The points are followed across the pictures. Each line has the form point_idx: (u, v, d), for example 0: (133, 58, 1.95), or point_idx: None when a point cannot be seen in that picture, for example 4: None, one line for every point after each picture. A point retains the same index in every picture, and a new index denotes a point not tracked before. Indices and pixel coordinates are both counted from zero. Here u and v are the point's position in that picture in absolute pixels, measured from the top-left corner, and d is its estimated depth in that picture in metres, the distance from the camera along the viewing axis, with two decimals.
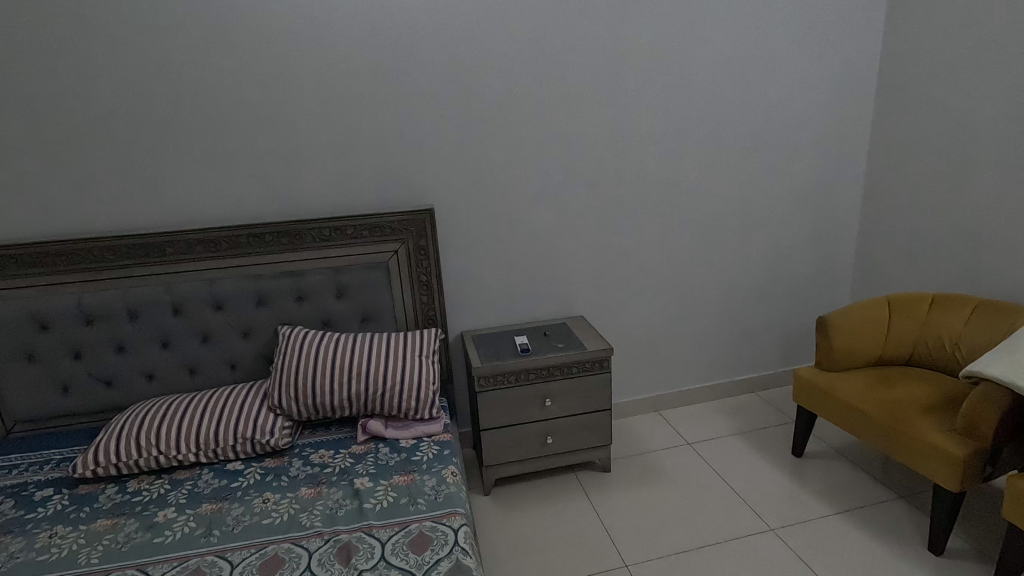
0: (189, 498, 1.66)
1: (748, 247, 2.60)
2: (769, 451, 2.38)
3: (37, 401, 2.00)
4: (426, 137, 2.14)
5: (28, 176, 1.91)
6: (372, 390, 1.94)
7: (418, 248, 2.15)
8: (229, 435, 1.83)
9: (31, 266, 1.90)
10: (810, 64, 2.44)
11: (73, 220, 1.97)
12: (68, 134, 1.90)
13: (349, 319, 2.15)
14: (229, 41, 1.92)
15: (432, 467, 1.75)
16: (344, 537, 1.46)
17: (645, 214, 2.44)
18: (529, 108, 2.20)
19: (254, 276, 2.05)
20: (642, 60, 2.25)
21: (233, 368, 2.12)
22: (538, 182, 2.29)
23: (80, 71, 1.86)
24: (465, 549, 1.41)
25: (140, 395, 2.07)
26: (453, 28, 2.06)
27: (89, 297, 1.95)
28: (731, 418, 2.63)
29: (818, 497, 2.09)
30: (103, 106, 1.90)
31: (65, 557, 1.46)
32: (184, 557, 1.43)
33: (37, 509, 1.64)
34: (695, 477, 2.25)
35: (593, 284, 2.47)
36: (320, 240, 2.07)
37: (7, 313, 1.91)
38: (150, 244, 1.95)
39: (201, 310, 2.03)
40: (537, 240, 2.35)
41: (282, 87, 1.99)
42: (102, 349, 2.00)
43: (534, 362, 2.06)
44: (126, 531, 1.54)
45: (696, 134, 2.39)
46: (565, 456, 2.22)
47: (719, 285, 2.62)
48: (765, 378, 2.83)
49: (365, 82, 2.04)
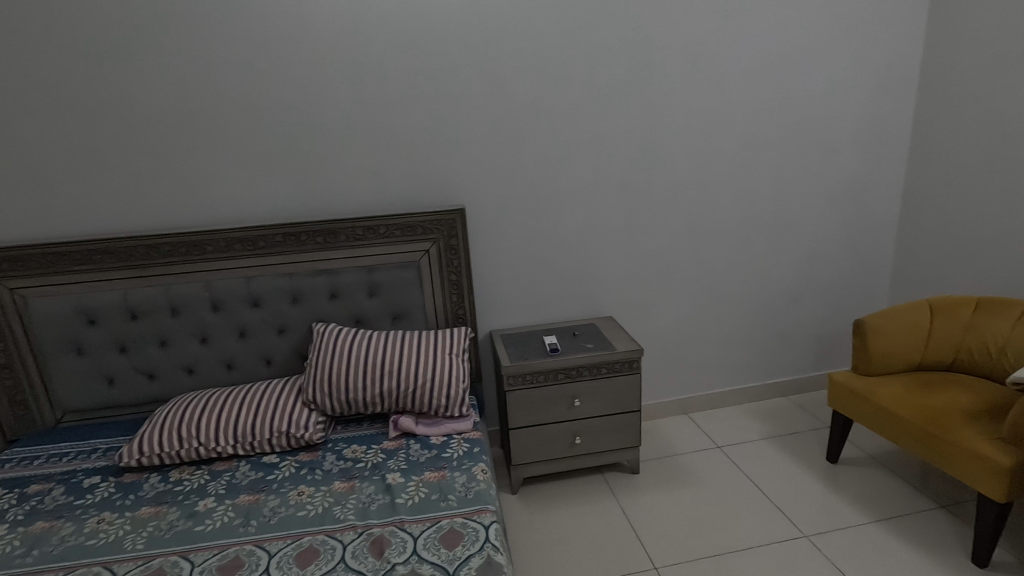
0: (227, 489, 1.71)
1: (782, 249, 2.56)
2: (802, 456, 2.34)
3: (85, 393, 2.08)
4: (458, 138, 2.17)
5: (80, 175, 1.99)
6: (404, 387, 1.97)
7: (449, 248, 2.17)
8: (265, 429, 1.88)
9: (80, 262, 1.98)
10: (848, 62, 2.38)
11: (120, 219, 2.05)
12: (117, 137, 1.98)
13: (380, 316, 2.18)
14: (268, 44, 1.98)
15: (462, 465, 1.76)
16: (376, 531, 1.49)
17: (676, 215, 2.42)
18: (560, 109, 2.21)
19: (290, 274, 2.10)
20: (674, 60, 2.23)
21: (269, 364, 2.17)
22: (569, 182, 2.29)
23: (129, 76, 1.94)
24: (496, 546, 1.42)
25: (180, 388, 2.13)
26: (485, 30, 2.08)
27: (134, 293, 2.03)
28: (763, 422, 2.59)
29: (854, 505, 2.04)
30: (149, 109, 1.97)
31: (112, 542, 1.52)
32: (223, 546, 1.47)
33: (86, 496, 1.71)
34: (725, 481, 2.21)
35: (622, 284, 2.46)
36: (353, 239, 2.10)
37: (58, 307, 2.00)
38: (192, 242, 2.02)
39: (238, 307, 2.09)
40: (566, 240, 2.35)
41: (319, 89, 2.04)
42: (145, 343, 2.08)
43: (563, 362, 2.06)
44: (169, 518, 1.59)
45: (729, 134, 2.36)
46: (593, 456, 2.21)
47: (752, 286, 2.58)
48: (798, 382, 2.77)
49: (399, 84, 2.08)
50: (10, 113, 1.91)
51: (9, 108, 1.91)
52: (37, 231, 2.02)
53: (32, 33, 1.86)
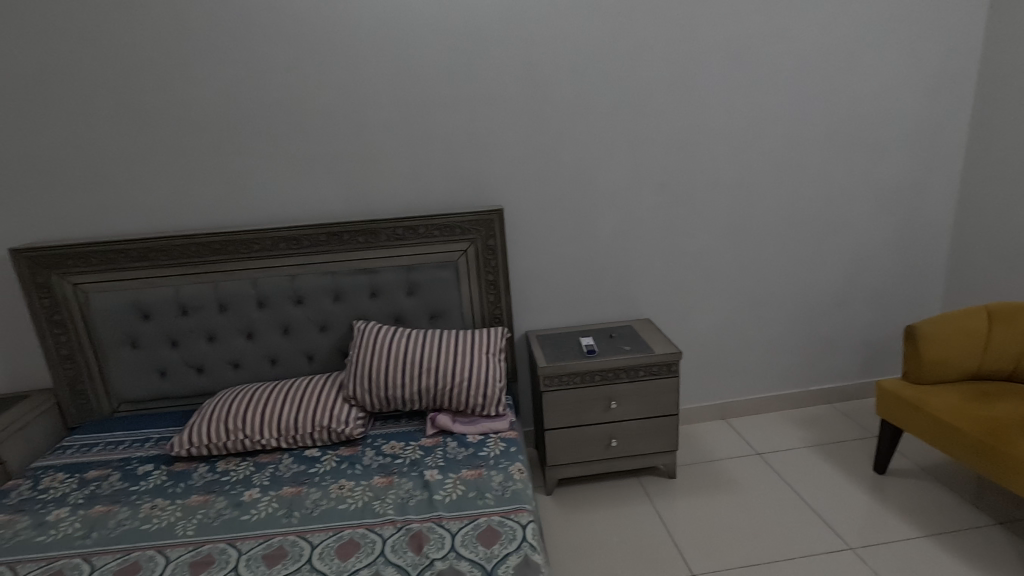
0: (272, 480, 1.77)
1: (827, 252, 2.48)
2: (847, 466, 2.26)
3: (139, 384, 2.18)
4: (496, 139, 2.18)
5: (137, 177, 2.09)
6: (442, 386, 1.99)
7: (487, 248, 2.19)
8: (307, 423, 1.92)
9: (137, 260, 2.07)
10: (900, 58, 2.30)
11: (173, 218, 2.13)
12: (171, 139, 2.07)
13: (419, 315, 2.22)
14: (314, 48, 2.03)
15: (499, 463, 1.77)
16: (415, 526, 1.51)
17: (717, 216, 2.37)
18: (599, 109, 2.20)
19: (332, 272, 2.15)
20: (717, 58, 2.20)
21: (311, 360, 2.23)
22: (607, 183, 2.28)
23: (184, 81, 2.02)
24: (533, 546, 1.43)
25: (227, 382, 2.21)
26: (526, 31, 2.08)
27: (186, 289, 2.11)
28: (806, 429, 2.52)
29: (902, 518, 1.97)
30: (202, 112, 2.05)
31: (165, 528, 1.58)
32: (268, 536, 1.52)
33: (140, 482, 1.79)
34: (766, 488, 2.16)
35: (661, 286, 2.43)
36: (393, 239, 2.14)
37: (116, 303, 2.10)
38: (239, 241, 2.08)
39: (283, 304, 2.15)
40: (603, 241, 2.34)
41: (362, 92, 2.08)
42: (194, 338, 2.16)
43: (600, 363, 2.05)
44: (217, 507, 1.65)
45: (774, 133, 2.31)
46: (629, 459, 2.19)
47: (795, 290, 2.51)
48: (843, 390, 2.68)
49: (440, 87, 2.10)
50: (75, 117, 2.02)
51: (74, 112, 2.01)
52: (98, 228, 2.12)
53: (97, 41, 1.96)
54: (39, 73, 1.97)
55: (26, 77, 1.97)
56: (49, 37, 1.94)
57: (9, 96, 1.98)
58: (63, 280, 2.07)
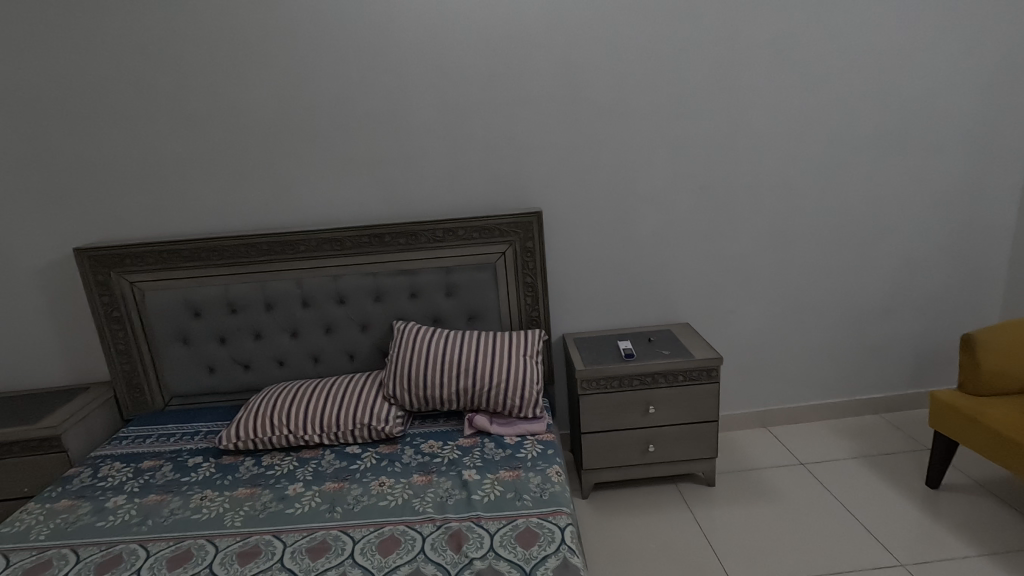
0: (315, 475, 1.81)
1: (876, 257, 2.40)
2: (897, 479, 2.18)
3: (189, 379, 2.27)
4: (535, 142, 2.19)
5: (190, 179, 2.17)
6: (480, 386, 2.01)
7: (525, 250, 2.19)
8: (349, 420, 1.96)
9: (189, 260, 2.16)
10: (956, 56, 2.20)
11: (223, 220, 2.22)
12: (222, 143, 2.15)
13: (457, 316, 2.24)
14: (358, 55, 2.08)
15: (537, 466, 1.77)
16: (454, 525, 1.52)
17: (760, 220, 2.32)
18: (640, 111, 2.18)
19: (373, 273, 2.19)
20: (760, 58, 2.15)
21: (352, 359, 2.27)
22: (646, 186, 2.26)
23: (235, 86, 2.10)
24: (572, 548, 1.42)
25: (271, 378, 2.28)
26: (566, 34, 2.09)
27: (235, 289, 2.19)
28: (852, 439, 2.43)
29: (957, 535, 1.88)
30: (251, 116, 2.13)
31: (214, 518, 1.64)
32: (312, 529, 1.56)
33: (190, 474, 1.87)
34: (809, 500, 2.10)
35: (700, 290, 2.39)
36: (433, 241, 2.17)
37: (169, 301, 2.19)
38: (285, 242, 2.15)
39: (326, 303, 2.21)
40: (642, 244, 2.32)
41: (404, 96, 2.12)
42: (242, 335, 2.23)
43: (639, 367, 2.03)
44: (263, 500, 1.70)
45: (820, 134, 2.25)
46: (667, 465, 2.16)
47: (841, 295, 2.44)
48: (893, 400, 2.58)
49: (480, 90, 2.13)
50: (134, 123, 2.12)
51: (134, 119, 2.12)
52: (153, 228, 2.22)
53: (155, 50, 2.05)
54: (103, 82, 2.07)
55: (92, 85, 2.08)
56: (112, 48, 2.05)
57: (76, 105, 2.09)
58: (121, 279, 2.17)
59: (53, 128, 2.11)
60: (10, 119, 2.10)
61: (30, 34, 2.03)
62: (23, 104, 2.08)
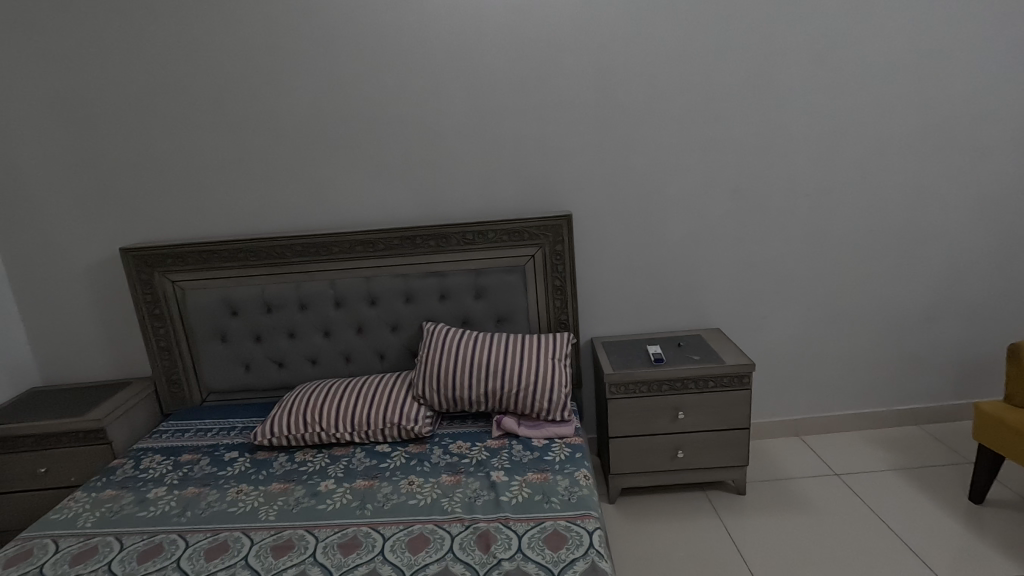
0: (345, 473, 1.85)
1: (917, 263, 2.33)
2: (938, 492, 2.10)
3: (225, 376, 2.33)
4: (565, 145, 2.19)
5: (230, 182, 2.25)
6: (508, 388, 2.01)
7: (554, 254, 2.19)
8: (379, 419, 2.00)
9: (227, 260, 2.22)
10: (1004, 55, 2.13)
11: (261, 221, 2.28)
12: (261, 147, 2.21)
13: (486, 318, 2.25)
14: (392, 60, 2.12)
15: (564, 469, 1.77)
16: (482, 525, 1.54)
17: (794, 224, 2.28)
18: (672, 113, 2.16)
19: (404, 275, 2.22)
20: (797, 58, 2.12)
21: (382, 359, 2.31)
22: (678, 189, 2.24)
23: (274, 92, 2.16)
24: (600, 552, 1.42)
25: (304, 377, 2.33)
26: (598, 37, 2.09)
27: (271, 288, 2.24)
28: (889, 451, 2.36)
29: (1003, 552, 1.81)
30: (289, 120, 2.18)
31: (249, 511, 1.69)
32: (343, 526, 1.59)
33: (227, 468, 1.92)
34: (845, 512, 2.05)
35: (732, 295, 2.35)
36: (463, 243, 2.19)
37: (209, 300, 2.26)
38: (320, 244, 2.20)
39: (358, 304, 2.25)
40: (672, 248, 2.30)
41: (436, 100, 2.15)
42: (277, 334, 2.29)
43: (668, 373, 2.01)
44: (296, 495, 1.74)
45: (859, 136, 2.20)
46: (695, 472, 2.14)
47: (879, 302, 2.37)
48: (933, 411, 2.50)
49: (512, 94, 2.14)
50: (178, 128, 2.20)
51: (178, 123, 2.19)
52: (195, 229, 2.30)
53: (200, 58, 2.13)
54: (150, 89, 2.16)
55: (139, 91, 2.16)
56: (159, 55, 2.13)
57: (124, 110, 2.18)
58: (163, 278, 2.25)
59: (102, 132, 2.20)
60: (62, 124, 2.19)
61: (82, 43, 2.12)
62: (75, 109, 2.18)
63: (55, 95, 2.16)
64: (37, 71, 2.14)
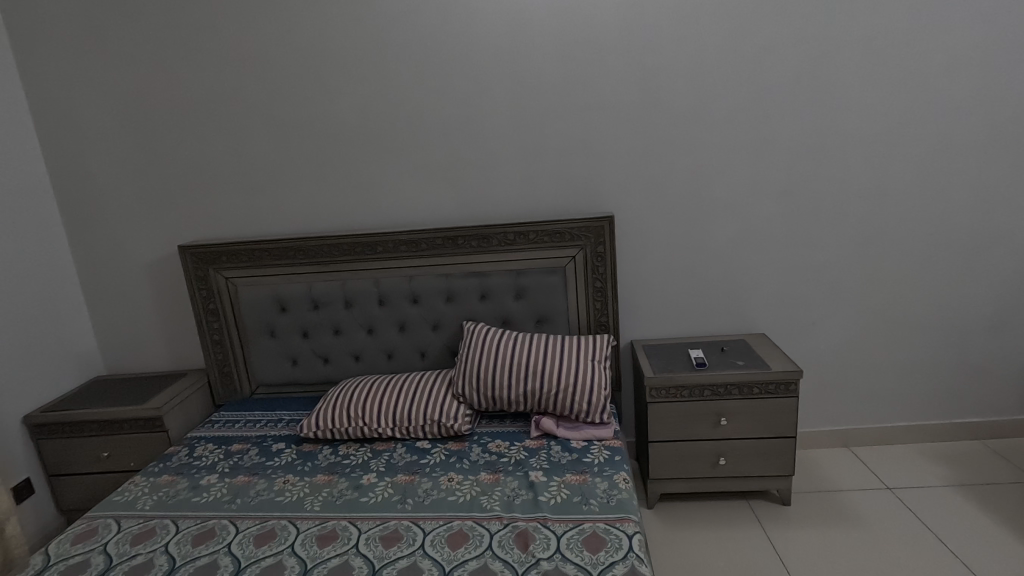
0: (387, 467, 1.89)
1: (980, 268, 2.21)
2: (1000, 511, 1.99)
3: (274, 369, 2.42)
4: (609, 147, 2.18)
5: (281, 183, 2.33)
6: (547, 389, 2.02)
7: (595, 256, 2.18)
8: (420, 416, 2.03)
9: (278, 259, 2.30)
10: None
11: (309, 221, 2.36)
12: (310, 149, 2.28)
13: (526, 318, 2.26)
14: (438, 63, 2.15)
15: (604, 471, 1.76)
16: (521, 524, 1.54)
17: (846, 227, 2.20)
18: (718, 114, 2.12)
19: (445, 275, 2.26)
20: (851, 55, 2.05)
21: (423, 357, 2.35)
22: (723, 191, 2.19)
23: (323, 95, 2.23)
24: (640, 557, 1.40)
25: (348, 372, 2.39)
26: (643, 37, 2.07)
27: (318, 286, 2.31)
28: (948, 466, 2.25)
29: None
30: (337, 123, 2.25)
31: (295, 501, 1.75)
32: (385, 519, 1.62)
33: (274, 459, 1.99)
34: (896, 527, 1.96)
35: (778, 300, 2.29)
36: (504, 244, 2.20)
37: (259, 296, 2.34)
38: (365, 243, 2.25)
39: (400, 302, 2.29)
40: (716, 250, 2.25)
41: (480, 102, 2.18)
42: (322, 330, 2.36)
43: (711, 378, 1.97)
44: (339, 487, 1.79)
45: (918, 135, 2.10)
46: (738, 480, 2.09)
47: (937, 309, 2.26)
48: (996, 425, 2.37)
49: (555, 96, 2.15)
50: (233, 131, 2.29)
51: (233, 126, 2.29)
52: (248, 228, 2.39)
53: (254, 63, 2.22)
54: (208, 94, 2.26)
55: (197, 96, 2.27)
56: (217, 62, 2.23)
57: (184, 115, 2.29)
58: (218, 274, 2.35)
59: (163, 136, 2.32)
60: (127, 128, 2.32)
61: (147, 51, 2.24)
62: (139, 113, 2.30)
63: (123, 100, 2.29)
64: (106, 78, 2.27)
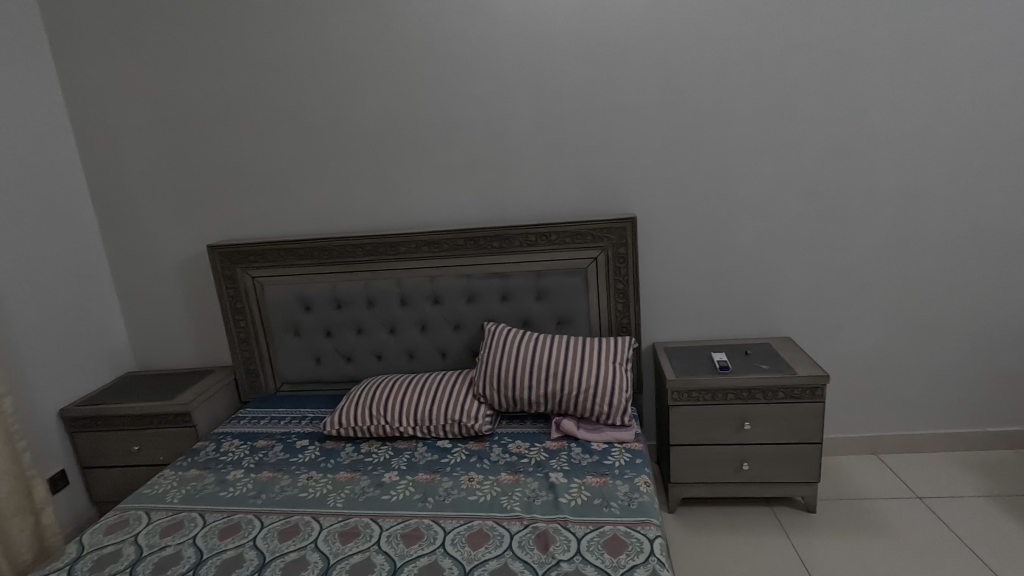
0: (408, 466, 1.90)
1: (1017, 272, 2.14)
2: None
3: (298, 367, 2.46)
4: (631, 147, 2.17)
5: (306, 183, 2.37)
6: (568, 391, 2.01)
7: (617, 257, 2.17)
8: (440, 415, 2.05)
9: (302, 258, 2.34)
10: None
11: (333, 221, 2.39)
12: (334, 151, 2.32)
13: (547, 319, 2.26)
14: (461, 65, 2.17)
15: (624, 474, 1.75)
16: (541, 525, 1.54)
17: (875, 229, 2.15)
18: (743, 113, 2.10)
19: (467, 275, 2.27)
20: (882, 54, 2.00)
21: (444, 357, 2.37)
22: (748, 192, 2.16)
23: (347, 98, 2.26)
24: (662, 561, 1.39)
25: (370, 371, 2.42)
26: (667, 37, 2.06)
27: (341, 286, 2.35)
28: (981, 476, 2.18)
29: None
30: (361, 125, 2.28)
31: (318, 497, 1.77)
32: (406, 517, 1.64)
33: (298, 455, 2.02)
34: (926, 537, 1.91)
35: (804, 303, 2.25)
36: (525, 244, 2.20)
37: (285, 295, 2.39)
38: (388, 243, 2.28)
39: (422, 302, 2.31)
40: (740, 252, 2.22)
41: (502, 103, 2.18)
42: (345, 329, 2.39)
43: (734, 381, 1.95)
44: (361, 485, 1.82)
45: (951, 135, 2.05)
46: (762, 486, 2.06)
47: (970, 313, 2.20)
48: None
49: (577, 97, 2.14)
50: (260, 132, 2.34)
51: (260, 128, 2.33)
52: (273, 228, 2.44)
53: (281, 66, 2.26)
54: (236, 96, 2.31)
55: (225, 98, 2.32)
56: (245, 65, 2.28)
57: (213, 116, 2.34)
58: (245, 273, 2.39)
59: (193, 137, 2.37)
60: (159, 129, 2.38)
61: (178, 54, 2.29)
62: (170, 115, 2.36)
63: (155, 102, 2.36)
64: (139, 81, 2.34)
